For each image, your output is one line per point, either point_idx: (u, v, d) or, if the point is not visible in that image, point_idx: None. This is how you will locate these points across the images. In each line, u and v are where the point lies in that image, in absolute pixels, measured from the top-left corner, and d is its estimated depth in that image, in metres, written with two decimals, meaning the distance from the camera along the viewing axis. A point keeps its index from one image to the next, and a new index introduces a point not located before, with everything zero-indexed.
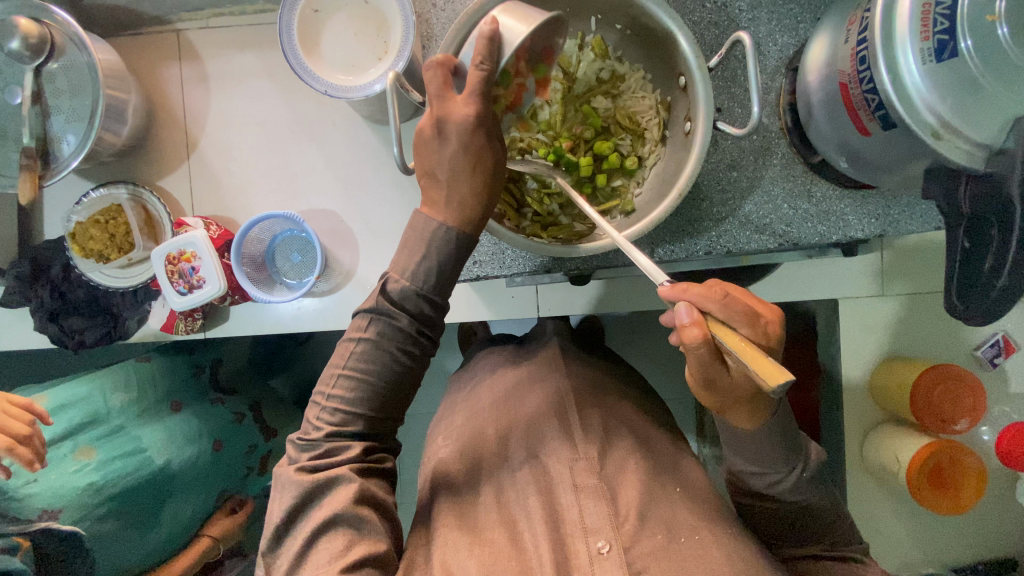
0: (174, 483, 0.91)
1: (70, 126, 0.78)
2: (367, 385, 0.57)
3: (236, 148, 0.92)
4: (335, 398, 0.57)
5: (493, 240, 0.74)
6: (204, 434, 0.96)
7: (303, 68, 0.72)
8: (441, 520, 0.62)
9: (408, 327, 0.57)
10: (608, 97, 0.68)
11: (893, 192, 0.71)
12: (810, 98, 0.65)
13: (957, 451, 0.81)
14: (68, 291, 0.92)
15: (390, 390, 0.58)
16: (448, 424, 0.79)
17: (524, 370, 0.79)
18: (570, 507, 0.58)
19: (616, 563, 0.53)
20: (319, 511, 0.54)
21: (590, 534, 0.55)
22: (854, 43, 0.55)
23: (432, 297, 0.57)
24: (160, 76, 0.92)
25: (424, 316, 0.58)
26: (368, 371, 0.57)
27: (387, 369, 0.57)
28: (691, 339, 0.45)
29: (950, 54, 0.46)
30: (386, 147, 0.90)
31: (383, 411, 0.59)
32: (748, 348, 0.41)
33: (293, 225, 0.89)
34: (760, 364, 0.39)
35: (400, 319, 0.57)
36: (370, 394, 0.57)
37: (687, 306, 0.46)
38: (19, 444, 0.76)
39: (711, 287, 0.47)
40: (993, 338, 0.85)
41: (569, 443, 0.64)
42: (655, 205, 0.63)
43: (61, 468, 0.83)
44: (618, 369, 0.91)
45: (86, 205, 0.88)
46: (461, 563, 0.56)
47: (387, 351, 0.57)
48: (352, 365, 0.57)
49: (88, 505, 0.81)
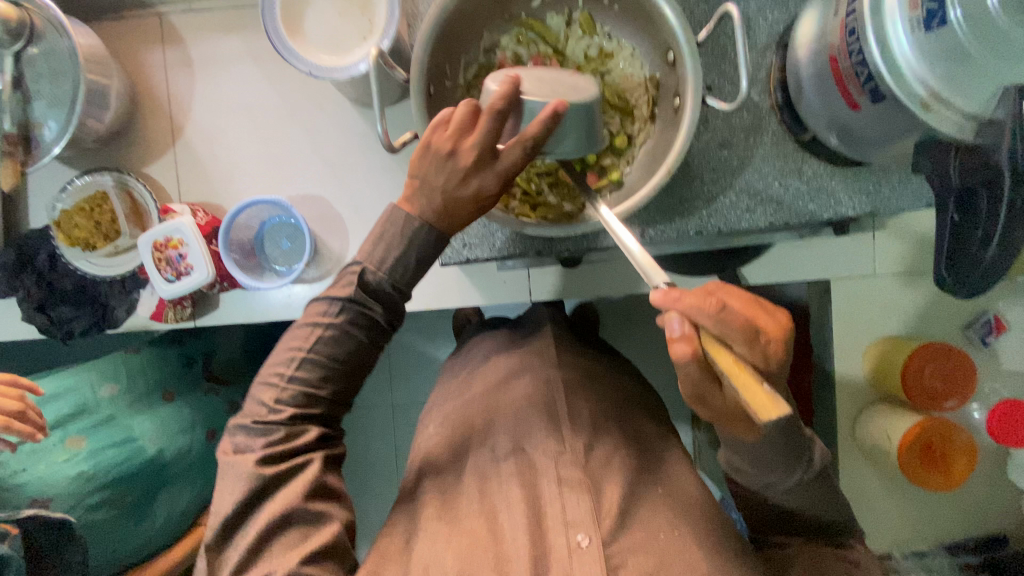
0: (169, 472, 0.91)
1: (51, 112, 0.76)
2: (335, 369, 0.58)
3: (223, 133, 0.91)
4: (298, 380, 0.57)
5: (483, 221, 0.74)
6: (197, 423, 0.96)
7: (286, 48, 0.70)
8: (425, 513, 0.63)
9: (379, 317, 0.59)
10: (596, 74, 0.67)
11: (883, 169, 0.70)
12: (799, 74, 0.64)
13: (946, 428, 0.82)
14: (55, 280, 0.90)
15: (355, 376, 0.60)
16: (439, 412, 0.79)
17: (513, 359, 0.78)
18: (553, 500, 0.58)
19: (594, 556, 0.53)
20: (296, 510, 0.53)
21: (571, 528, 0.56)
22: (842, 15, 0.54)
23: (403, 290, 0.59)
24: (144, 61, 0.90)
25: (395, 308, 0.60)
26: (335, 357, 0.58)
27: (357, 355, 0.59)
28: (679, 354, 0.43)
29: (939, 23, 0.45)
30: (374, 131, 0.89)
31: (347, 398, 0.61)
32: (738, 371, 0.40)
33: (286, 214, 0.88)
34: (757, 394, 0.38)
35: (373, 309, 0.58)
36: (337, 378, 0.59)
37: (678, 317, 0.43)
38: (15, 420, 0.76)
39: (706, 295, 0.42)
40: (984, 317, 0.85)
41: (556, 435, 0.63)
42: (645, 183, 0.63)
43: (52, 455, 0.84)
44: (608, 358, 0.91)
45: (73, 193, 0.88)
46: (441, 558, 0.56)
47: (357, 339, 0.58)
48: (320, 349, 0.57)
49: (80, 494, 0.82)
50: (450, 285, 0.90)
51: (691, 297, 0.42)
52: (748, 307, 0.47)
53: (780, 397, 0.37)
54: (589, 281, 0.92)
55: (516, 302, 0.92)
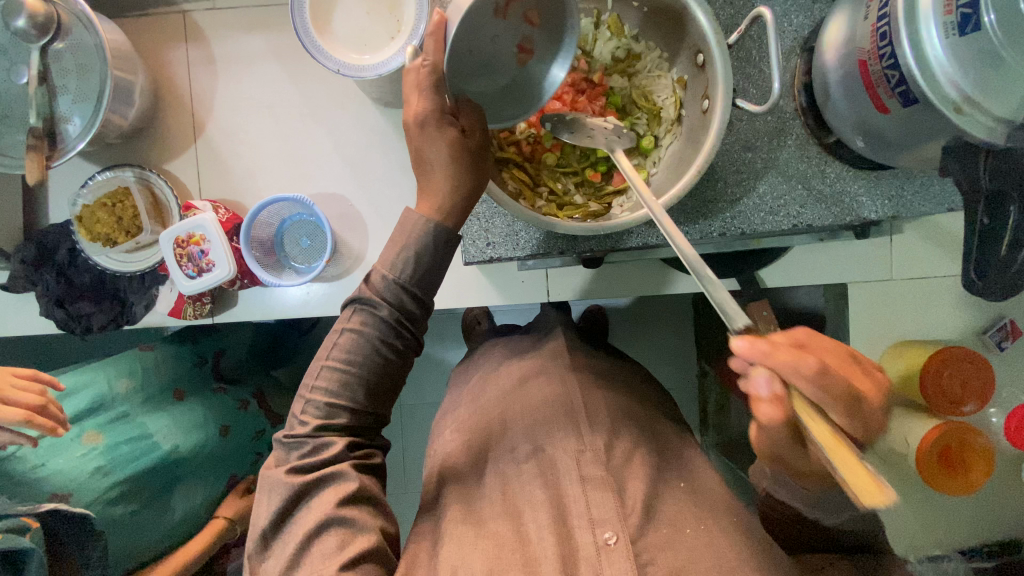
0: (183, 467, 0.91)
1: (77, 106, 0.77)
2: (350, 375, 0.57)
3: (244, 131, 0.91)
4: (319, 389, 0.57)
5: (507, 220, 0.74)
6: (211, 420, 0.96)
7: (315, 46, 0.71)
8: (449, 513, 0.63)
9: (388, 317, 0.58)
10: (624, 76, 0.69)
11: (907, 173, 0.71)
12: (826, 78, 0.65)
13: (966, 434, 0.82)
14: (74, 276, 0.91)
15: (375, 384, 0.59)
16: (454, 417, 0.79)
17: (530, 362, 0.78)
18: (578, 498, 0.58)
19: (623, 554, 0.53)
20: (323, 509, 0.53)
21: (597, 526, 0.56)
22: (873, 20, 0.55)
23: (413, 289, 0.58)
24: (167, 58, 0.91)
25: (405, 308, 0.58)
26: (351, 361, 0.57)
27: (371, 360, 0.58)
28: (765, 412, 0.46)
29: (973, 28, 0.46)
30: (395, 130, 0.90)
31: (373, 402, 0.59)
32: (836, 445, 0.41)
33: (307, 210, 0.88)
34: (856, 474, 0.38)
35: (380, 308, 0.57)
36: (354, 385, 0.58)
37: (766, 376, 0.45)
38: (36, 415, 0.76)
39: (799, 356, 0.45)
40: (999, 322, 0.87)
41: (577, 436, 0.63)
42: (672, 184, 0.63)
43: (69, 450, 0.83)
44: (624, 361, 0.91)
45: (93, 188, 0.87)
46: (467, 557, 0.56)
47: (370, 342, 0.57)
48: (336, 356, 0.58)
49: (97, 489, 0.82)
50: (469, 285, 0.90)
51: (783, 355, 0.44)
52: (840, 367, 0.51)
53: (883, 482, 0.37)
54: (607, 283, 0.93)
55: (533, 301, 0.92)
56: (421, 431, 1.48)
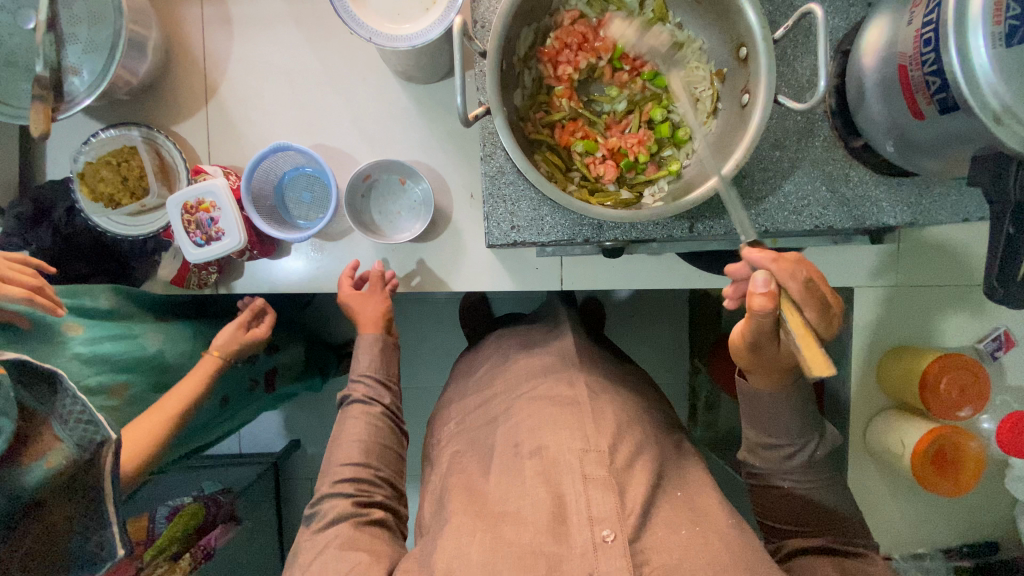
0: (168, 375, 0.85)
1: (88, 58, 0.73)
2: (339, 455, 0.71)
3: (259, 97, 0.88)
4: (326, 478, 0.69)
5: (534, 204, 0.73)
6: (200, 337, 0.91)
7: (346, 10, 0.67)
8: (454, 509, 0.61)
9: (361, 392, 0.78)
10: (662, 65, 0.68)
11: (926, 181, 0.73)
12: (862, 81, 0.65)
13: (959, 437, 0.85)
14: (71, 234, 0.87)
15: (364, 445, 0.72)
16: (461, 411, 0.80)
17: (540, 358, 0.78)
18: (578, 495, 0.57)
19: (620, 552, 0.52)
20: None
21: (596, 524, 0.54)
22: (918, 25, 0.56)
23: (378, 376, 0.82)
24: (180, 14, 0.87)
25: (371, 388, 0.79)
26: (339, 440, 0.72)
27: (354, 436, 0.72)
28: (758, 305, 0.54)
29: (1021, 39, 0.48)
30: (416, 106, 0.88)
31: (366, 457, 0.71)
32: (805, 332, 0.52)
33: (296, 161, 0.86)
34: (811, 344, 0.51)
35: (355, 391, 0.79)
36: (347, 458, 0.70)
37: (764, 276, 0.54)
38: (36, 295, 0.69)
39: (795, 267, 0.54)
40: (994, 332, 0.90)
41: (581, 434, 0.62)
42: (708, 176, 0.62)
43: (46, 338, 0.73)
44: (625, 363, 0.92)
45: (96, 145, 0.84)
46: (464, 551, 0.55)
47: (351, 419, 0.75)
48: (333, 445, 0.73)
49: (77, 376, 0.74)
50: (482, 269, 0.89)
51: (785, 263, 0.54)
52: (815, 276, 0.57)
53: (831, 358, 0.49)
54: (623, 273, 0.91)
55: (546, 289, 0.91)
56: (416, 416, 1.48)
